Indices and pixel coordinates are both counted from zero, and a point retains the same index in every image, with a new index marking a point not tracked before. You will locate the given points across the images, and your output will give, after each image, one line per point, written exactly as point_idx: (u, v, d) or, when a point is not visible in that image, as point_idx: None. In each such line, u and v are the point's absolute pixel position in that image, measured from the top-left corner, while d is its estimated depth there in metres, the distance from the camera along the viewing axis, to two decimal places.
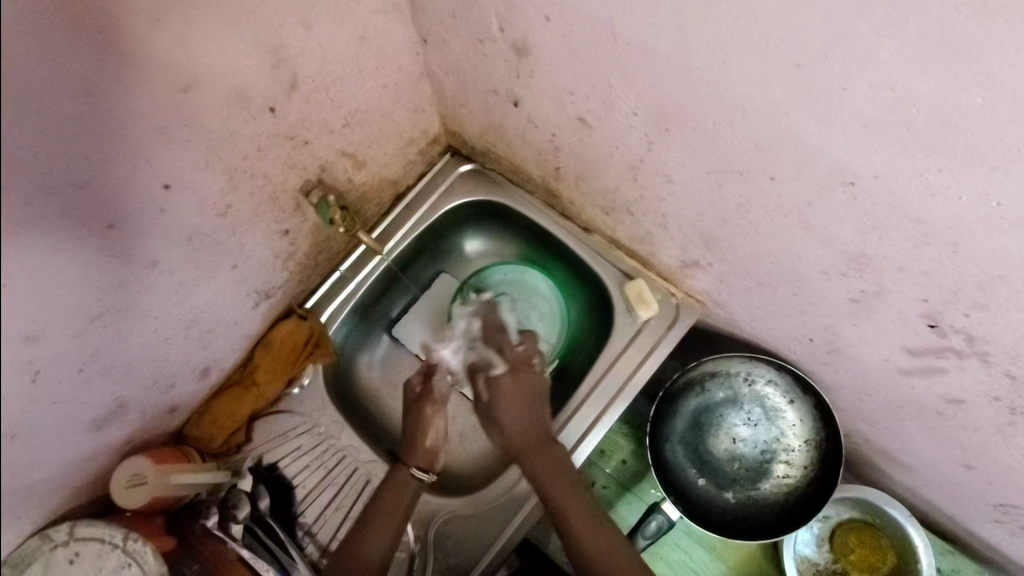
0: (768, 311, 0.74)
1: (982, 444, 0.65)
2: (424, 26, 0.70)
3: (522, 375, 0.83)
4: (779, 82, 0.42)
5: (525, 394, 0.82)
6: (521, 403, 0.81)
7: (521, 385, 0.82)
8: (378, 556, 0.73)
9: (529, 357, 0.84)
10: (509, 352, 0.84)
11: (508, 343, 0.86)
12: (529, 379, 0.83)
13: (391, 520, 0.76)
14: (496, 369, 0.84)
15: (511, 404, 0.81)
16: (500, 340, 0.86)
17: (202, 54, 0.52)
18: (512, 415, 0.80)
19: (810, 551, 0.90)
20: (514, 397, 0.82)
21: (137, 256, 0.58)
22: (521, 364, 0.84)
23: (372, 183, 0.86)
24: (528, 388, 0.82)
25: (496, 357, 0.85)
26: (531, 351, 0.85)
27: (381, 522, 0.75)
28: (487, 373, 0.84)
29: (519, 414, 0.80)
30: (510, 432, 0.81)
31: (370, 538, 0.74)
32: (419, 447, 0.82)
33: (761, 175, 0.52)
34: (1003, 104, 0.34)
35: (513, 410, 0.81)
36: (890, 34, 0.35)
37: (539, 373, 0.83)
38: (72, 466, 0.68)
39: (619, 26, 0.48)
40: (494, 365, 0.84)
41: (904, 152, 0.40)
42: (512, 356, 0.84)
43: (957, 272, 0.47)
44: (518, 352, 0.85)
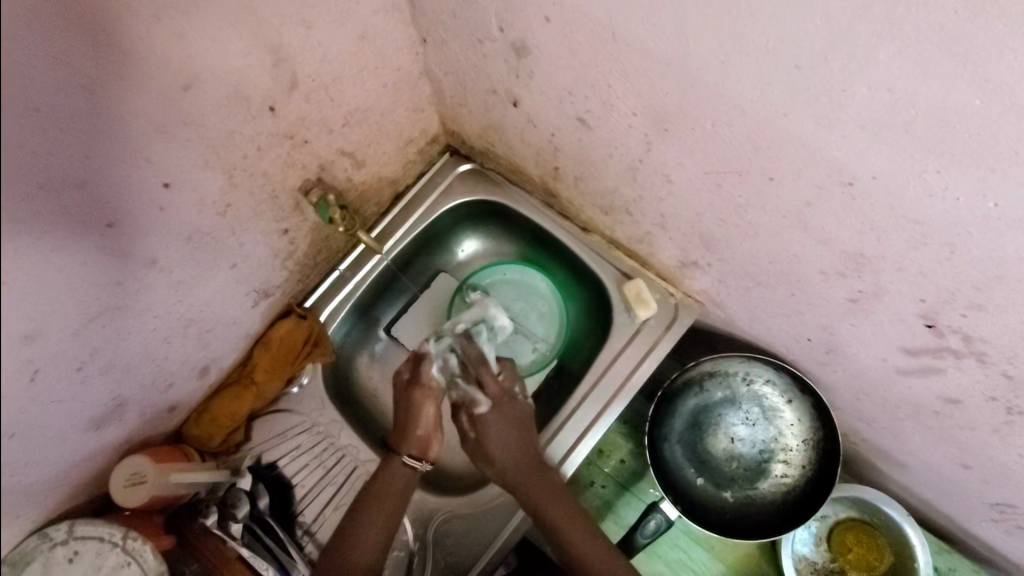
0: (766, 311, 0.74)
1: (979, 443, 0.66)
2: (424, 26, 0.70)
3: (505, 407, 0.81)
4: (777, 83, 0.43)
5: (511, 421, 0.80)
6: (512, 431, 0.79)
7: (508, 418, 0.80)
8: (370, 558, 0.73)
9: (509, 388, 0.82)
10: (492, 390, 0.81)
11: (488, 375, 0.82)
12: (517, 411, 0.81)
13: (384, 519, 0.75)
14: (479, 407, 0.80)
15: (500, 442, 0.78)
16: (481, 374, 0.82)
17: (202, 53, 0.52)
18: (502, 445, 0.78)
19: (807, 550, 0.90)
20: (500, 430, 0.79)
21: (136, 255, 0.59)
22: (502, 398, 0.81)
23: (372, 183, 0.86)
24: (514, 419, 0.80)
25: (479, 394, 0.81)
26: (511, 380, 0.83)
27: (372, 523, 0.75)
28: (471, 411, 0.81)
29: (512, 441, 0.78)
30: (499, 459, 0.78)
31: (362, 538, 0.73)
32: (411, 436, 0.79)
33: (759, 175, 0.52)
34: (1000, 105, 0.34)
35: (502, 441, 0.78)
36: (888, 35, 0.35)
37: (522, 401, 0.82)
38: (70, 465, 0.68)
39: (619, 26, 0.48)
40: (477, 404, 0.80)
41: (901, 153, 0.41)
42: (493, 391, 0.81)
43: (954, 272, 0.47)
44: (499, 385, 0.82)
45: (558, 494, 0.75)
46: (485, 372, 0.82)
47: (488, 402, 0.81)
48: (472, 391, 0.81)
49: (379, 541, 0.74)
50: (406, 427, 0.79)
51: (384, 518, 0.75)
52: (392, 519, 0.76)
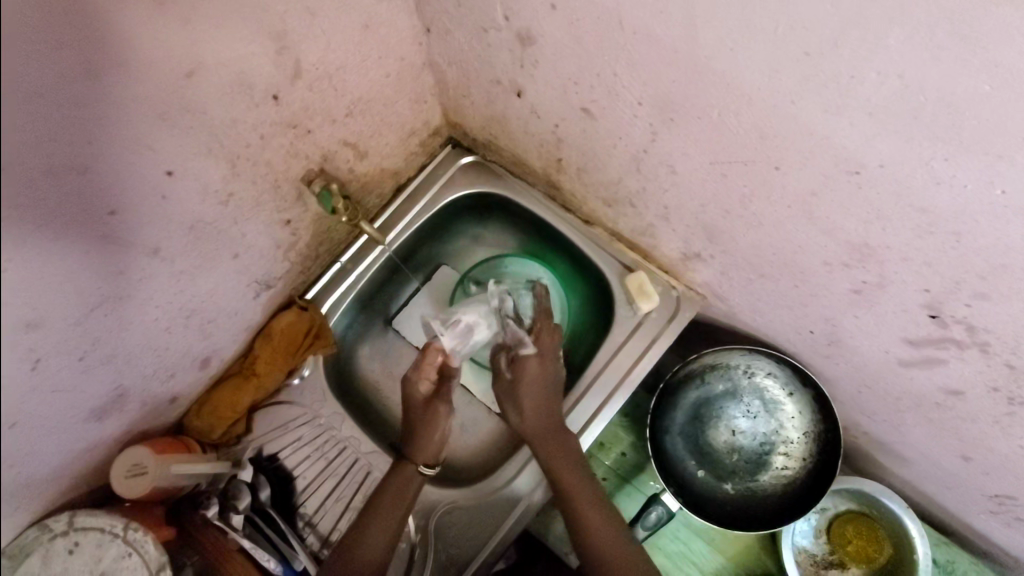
0: (769, 303, 0.74)
1: (979, 435, 0.66)
2: (428, 15, 0.70)
3: (547, 362, 0.81)
4: (786, 71, 0.43)
5: (549, 383, 0.81)
6: (541, 393, 0.79)
7: (545, 375, 0.80)
8: (377, 554, 0.73)
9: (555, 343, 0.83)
10: (543, 341, 0.82)
11: (543, 327, 0.83)
12: (553, 371, 0.81)
13: (392, 512, 0.76)
14: (526, 349, 0.81)
15: (533, 394, 0.79)
16: (537, 324, 0.83)
17: (206, 39, 0.51)
18: (533, 403, 0.79)
19: (807, 542, 0.91)
20: (539, 383, 0.80)
21: (137, 244, 0.58)
22: (548, 350, 0.82)
23: (374, 174, 0.86)
24: (551, 378, 0.81)
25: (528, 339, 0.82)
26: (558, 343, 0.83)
27: (380, 519, 0.75)
28: (515, 351, 0.82)
29: (540, 397, 0.79)
30: (527, 412, 0.79)
31: (367, 534, 0.74)
32: (429, 446, 0.80)
33: (766, 165, 0.52)
34: (1009, 91, 0.34)
35: (533, 394, 0.79)
36: (899, 21, 0.35)
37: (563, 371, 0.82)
38: (72, 455, 0.68)
39: (627, 14, 0.48)
40: (524, 345, 0.81)
41: (910, 141, 0.41)
42: (543, 340, 0.82)
43: (959, 262, 0.47)
44: (550, 338, 0.83)
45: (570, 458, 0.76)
46: (545, 326, 0.83)
47: (535, 348, 0.81)
48: (523, 333, 0.82)
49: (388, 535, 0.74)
50: (426, 438, 0.80)
51: (391, 513, 0.75)
52: (398, 515, 0.76)
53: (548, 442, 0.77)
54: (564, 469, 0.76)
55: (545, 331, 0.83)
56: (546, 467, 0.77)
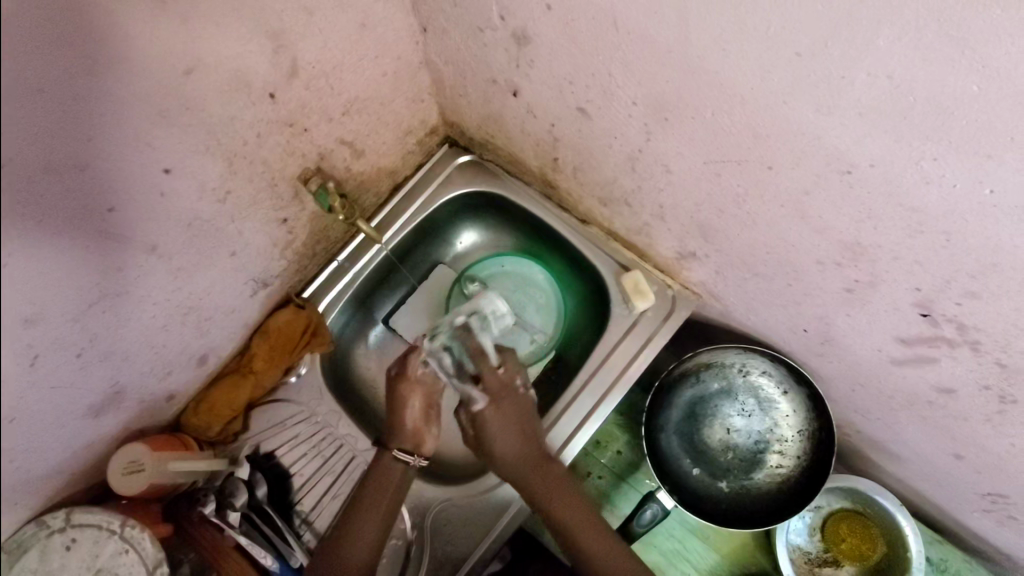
0: (763, 302, 0.75)
1: (972, 433, 0.66)
2: (424, 15, 0.70)
3: (503, 404, 0.78)
4: (777, 71, 0.43)
5: (516, 417, 0.78)
6: (513, 429, 0.77)
7: (506, 411, 0.77)
8: (369, 551, 0.74)
9: (510, 380, 0.80)
10: (490, 383, 0.78)
11: (486, 370, 0.79)
12: (512, 404, 0.78)
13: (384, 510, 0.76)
14: (478, 404, 0.78)
15: (502, 439, 0.76)
16: (478, 369, 0.80)
17: (203, 37, 0.52)
18: (504, 443, 0.76)
19: (802, 540, 0.91)
20: (503, 425, 0.77)
21: (135, 242, 0.58)
22: (501, 389, 0.79)
23: (371, 173, 0.86)
24: (515, 413, 0.78)
25: (475, 391, 0.79)
26: (512, 373, 0.80)
27: (372, 515, 0.76)
28: (468, 411, 0.79)
29: (512, 435, 0.76)
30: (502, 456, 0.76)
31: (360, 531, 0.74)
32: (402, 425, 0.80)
33: (759, 164, 0.53)
34: (997, 91, 0.34)
35: (505, 436, 0.76)
36: (888, 22, 0.35)
37: (525, 394, 0.80)
38: (69, 452, 0.68)
39: (621, 14, 0.49)
40: (474, 401, 0.78)
41: (900, 141, 0.41)
42: (491, 384, 0.78)
43: (950, 261, 0.48)
44: (498, 377, 0.79)
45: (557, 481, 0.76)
46: (485, 367, 0.79)
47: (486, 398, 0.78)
48: (469, 387, 0.79)
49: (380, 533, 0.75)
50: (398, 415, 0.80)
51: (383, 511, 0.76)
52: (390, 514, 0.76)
53: (534, 462, 0.76)
54: (551, 487, 0.75)
55: (489, 375, 0.79)
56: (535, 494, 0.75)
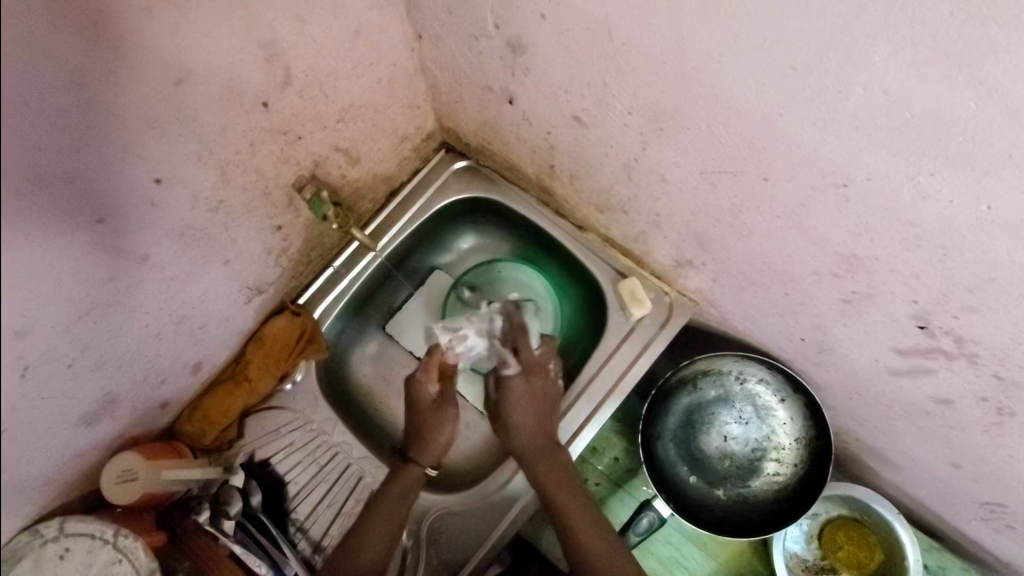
0: (761, 310, 0.74)
1: (970, 443, 0.66)
2: (419, 22, 0.70)
3: (535, 380, 0.80)
4: (773, 85, 0.43)
5: (539, 398, 0.80)
6: (532, 409, 0.79)
7: (533, 390, 0.80)
8: (375, 559, 0.73)
9: (546, 360, 0.82)
10: (527, 357, 0.80)
11: (526, 347, 0.81)
12: (543, 387, 0.80)
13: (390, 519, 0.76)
14: (509, 370, 0.80)
15: (521, 407, 0.79)
16: (518, 341, 0.81)
17: (195, 47, 0.51)
18: (523, 417, 0.79)
19: (799, 548, 0.91)
20: (527, 400, 0.80)
21: (127, 251, 0.58)
22: (537, 367, 0.81)
23: (366, 179, 0.86)
24: (542, 394, 0.80)
25: (510, 357, 0.81)
26: (547, 357, 0.82)
27: (381, 523, 0.75)
28: (498, 372, 0.81)
29: (529, 413, 0.79)
30: (517, 428, 0.79)
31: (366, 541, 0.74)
32: (433, 446, 0.81)
33: (755, 176, 0.52)
34: (994, 109, 0.34)
35: (523, 414, 0.79)
36: (884, 38, 0.35)
37: (557, 381, 0.81)
38: (63, 461, 0.68)
39: (616, 25, 0.48)
40: (505, 366, 0.80)
41: (896, 155, 0.41)
42: (529, 359, 0.80)
43: (947, 274, 0.47)
44: (535, 355, 0.81)
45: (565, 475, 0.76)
46: (525, 344, 0.81)
47: (518, 369, 0.80)
48: (505, 352, 0.81)
49: (387, 540, 0.75)
50: (430, 437, 0.81)
51: (390, 519, 0.76)
52: (393, 522, 0.76)
53: (541, 457, 0.77)
54: (559, 482, 0.76)
55: (528, 352, 0.80)
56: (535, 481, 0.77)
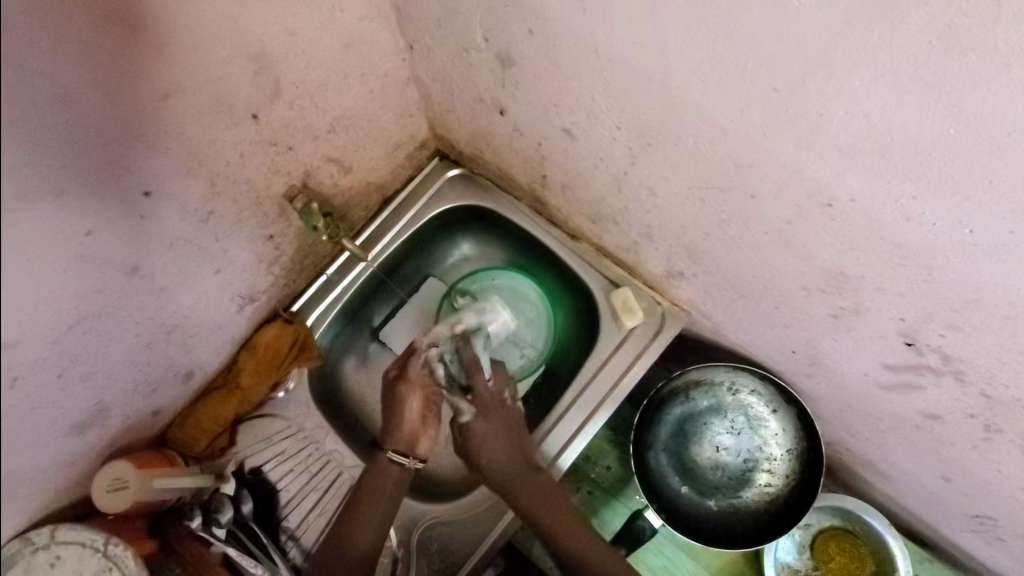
0: (751, 323, 0.74)
1: (959, 458, 0.66)
2: (410, 33, 0.70)
3: (492, 416, 0.83)
4: (756, 105, 0.42)
5: (503, 427, 0.82)
6: (500, 438, 0.81)
7: (490, 429, 0.82)
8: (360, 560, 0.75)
9: (501, 393, 0.84)
10: (479, 400, 0.83)
11: (479, 380, 0.84)
12: (504, 420, 0.83)
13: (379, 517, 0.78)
14: (467, 416, 0.84)
15: (488, 451, 0.81)
16: (474, 378, 0.84)
17: (182, 63, 0.51)
18: (490, 452, 0.81)
19: (790, 558, 0.90)
20: (492, 434, 0.82)
21: (116, 264, 0.58)
22: (491, 404, 0.83)
23: (359, 188, 0.86)
24: (503, 428, 0.82)
25: (465, 405, 0.84)
26: (501, 386, 0.84)
27: (369, 523, 0.77)
28: (455, 421, 0.85)
29: (495, 451, 0.81)
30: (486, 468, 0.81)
31: (352, 542, 0.76)
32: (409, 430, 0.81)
33: (742, 192, 0.52)
34: (973, 135, 0.34)
35: (489, 450, 0.81)
36: (863, 63, 0.35)
37: (515, 409, 0.83)
38: (53, 471, 0.68)
39: (602, 42, 0.48)
40: (461, 415, 0.84)
41: (879, 177, 0.41)
42: (482, 399, 0.83)
43: (933, 294, 0.47)
44: (490, 391, 0.84)
45: (550, 493, 0.77)
46: (479, 379, 0.84)
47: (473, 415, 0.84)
48: (460, 402, 0.84)
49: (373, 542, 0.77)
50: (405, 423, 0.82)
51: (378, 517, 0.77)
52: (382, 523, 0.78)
53: (524, 482, 0.78)
54: (542, 503, 0.77)
55: (481, 388, 0.84)
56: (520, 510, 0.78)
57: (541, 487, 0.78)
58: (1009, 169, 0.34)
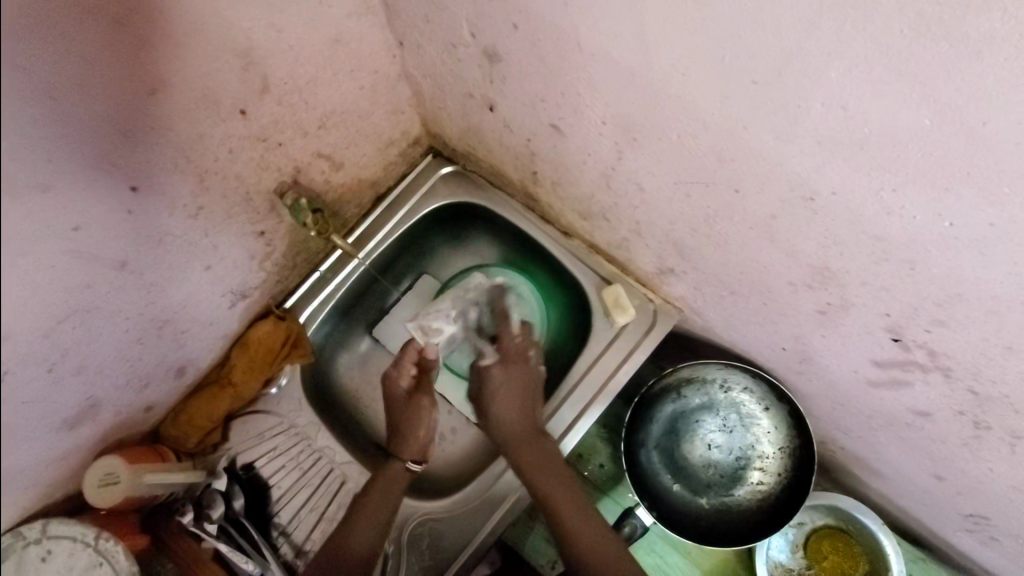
0: (742, 319, 0.74)
1: (950, 455, 0.65)
2: (400, 29, 0.70)
3: (514, 366, 0.80)
4: (735, 97, 0.42)
5: (519, 385, 0.80)
6: (515, 396, 0.79)
7: (511, 379, 0.79)
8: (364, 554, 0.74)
9: (525, 348, 0.81)
10: (505, 345, 0.80)
11: (506, 333, 0.81)
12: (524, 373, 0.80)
13: (376, 513, 0.77)
14: (488, 359, 0.81)
15: (506, 400, 0.79)
16: (500, 330, 0.82)
17: (168, 58, 0.52)
18: (503, 408, 0.79)
19: (783, 557, 0.90)
20: (510, 389, 0.79)
21: (105, 259, 0.58)
22: (514, 354, 0.80)
23: (351, 184, 0.86)
24: (521, 381, 0.80)
25: (490, 349, 0.82)
26: (527, 343, 0.81)
27: (370, 518, 0.76)
28: (477, 363, 0.82)
29: (511, 404, 0.79)
30: (496, 420, 0.80)
31: (353, 537, 0.75)
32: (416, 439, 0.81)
33: (726, 187, 0.52)
34: (949, 127, 0.34)
35: (505, 401, 0.79)
36: (838, 54, 0.35)
37: (537, 369, 0.80)
38: (45, 465, 0.68)
39: (584, 36, 0.48)
40: (483, 358, 0.81)
41: (858, 170, 0.40)
42: (506, 346, 0.80)
43: (916, 288, 0.47)
44: (515, 341, 0.81)
45: (553, 467, 0.76)
46: (507, 330, 0.81)
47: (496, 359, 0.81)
48: (485, 345, 0.82)
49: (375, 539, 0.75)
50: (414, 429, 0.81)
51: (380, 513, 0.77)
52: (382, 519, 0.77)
53: (531, 443, 0.78)
54: (542, 468, 0.76)
55: (506, 337, 0.81)
56: (518, 467, 0.78)
57: (545, 453, 0.77)
58: (986, 159, 0.34)
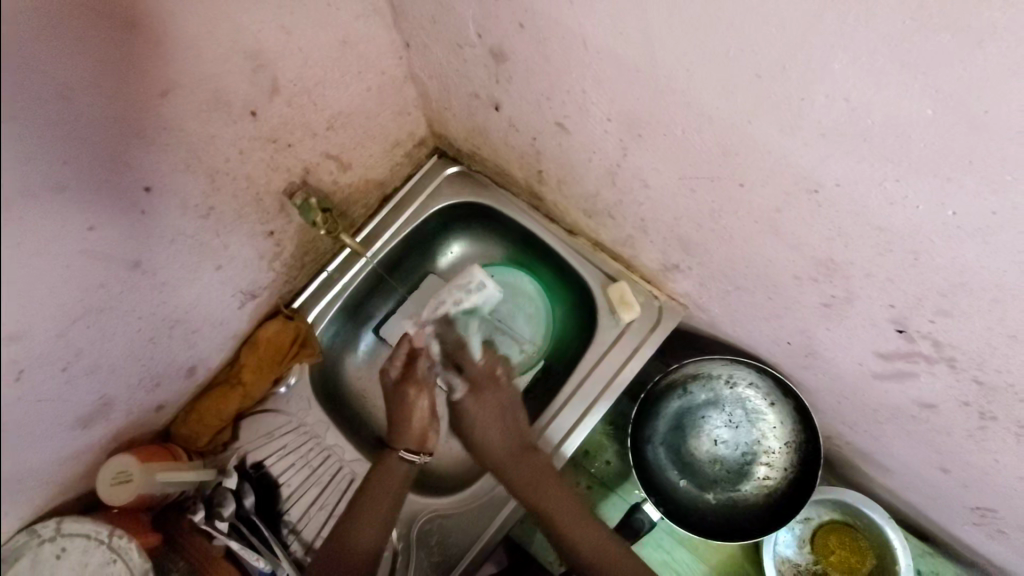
0: (748, 315, 0.75)
1: (955, 447, 0.66)
2: (407, 31, 0.71)
3: (483, 393, 0.83)
4: (740, 91, 0.43)
5: (493, 404, 0.83)
6: (492, 419, 0.82)
7: (485, 403, 0.83)
8: (364, 555, 0.74)
9: (493, 370, 0.85)
10: (470, 373, 0.85)
11: (470, 362, 0.85)
12: (504, 394, 0.83)
13: (382, 513, 0.77)
14: (458, 392, 0.85)
15: (484, 426, 0.82)
16: (461, 360, 0.85)
17: (182, 59, 0.52)
18: (486, 433, 0.82)
19: (790, 553, 0.91)
20: (485, 414, 0.83)
21: (120, 258, 0.59)
22: (485, 381, 0.84)
23: (358, 185, 0.87)
24: (495, 404, 0.83)
25: (457, 380, 0.86)
26: (492, 365, 0.85)
27: (372, 517, 0.76)
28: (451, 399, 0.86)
29: (492, 428, 0.81)
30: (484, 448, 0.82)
31: (353, 537, 0.75)
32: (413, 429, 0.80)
33: (731, 181, 0.53)
34: (950, 116, 0.35)
35: (485, 427, 0.82)
36: (840, 47, 0.35)
37: (508, 384, 0.84)
38: (60, 463, 0.69)
39: (590, 34, 0.49)
40: (454, 391, 0.86)
41: (861, 161, 0.41)
42: (471, 376, 0.84)
43: (920, 278, 0.47)
44: (481, 369, 0.85)
45: (540, 483, 0.76)
46: (467, 359, 0.85)
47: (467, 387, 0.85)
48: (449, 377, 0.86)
49: (377, 539, 0.76)
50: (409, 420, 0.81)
51: (383, 511, 0.76)
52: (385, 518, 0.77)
53: (524, 461, 0.78)
54: (543, 489, 0.76)
55: (471, 367, 0.85)
56: (514, 486, 0.78)
57: (539, 469, 0.77)
58: (987, 148, 0.35)
